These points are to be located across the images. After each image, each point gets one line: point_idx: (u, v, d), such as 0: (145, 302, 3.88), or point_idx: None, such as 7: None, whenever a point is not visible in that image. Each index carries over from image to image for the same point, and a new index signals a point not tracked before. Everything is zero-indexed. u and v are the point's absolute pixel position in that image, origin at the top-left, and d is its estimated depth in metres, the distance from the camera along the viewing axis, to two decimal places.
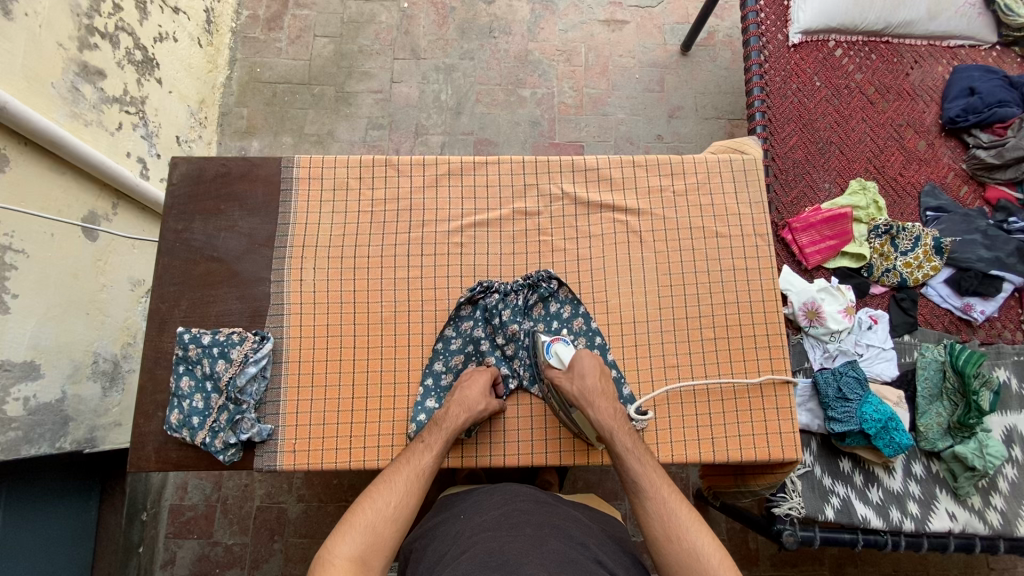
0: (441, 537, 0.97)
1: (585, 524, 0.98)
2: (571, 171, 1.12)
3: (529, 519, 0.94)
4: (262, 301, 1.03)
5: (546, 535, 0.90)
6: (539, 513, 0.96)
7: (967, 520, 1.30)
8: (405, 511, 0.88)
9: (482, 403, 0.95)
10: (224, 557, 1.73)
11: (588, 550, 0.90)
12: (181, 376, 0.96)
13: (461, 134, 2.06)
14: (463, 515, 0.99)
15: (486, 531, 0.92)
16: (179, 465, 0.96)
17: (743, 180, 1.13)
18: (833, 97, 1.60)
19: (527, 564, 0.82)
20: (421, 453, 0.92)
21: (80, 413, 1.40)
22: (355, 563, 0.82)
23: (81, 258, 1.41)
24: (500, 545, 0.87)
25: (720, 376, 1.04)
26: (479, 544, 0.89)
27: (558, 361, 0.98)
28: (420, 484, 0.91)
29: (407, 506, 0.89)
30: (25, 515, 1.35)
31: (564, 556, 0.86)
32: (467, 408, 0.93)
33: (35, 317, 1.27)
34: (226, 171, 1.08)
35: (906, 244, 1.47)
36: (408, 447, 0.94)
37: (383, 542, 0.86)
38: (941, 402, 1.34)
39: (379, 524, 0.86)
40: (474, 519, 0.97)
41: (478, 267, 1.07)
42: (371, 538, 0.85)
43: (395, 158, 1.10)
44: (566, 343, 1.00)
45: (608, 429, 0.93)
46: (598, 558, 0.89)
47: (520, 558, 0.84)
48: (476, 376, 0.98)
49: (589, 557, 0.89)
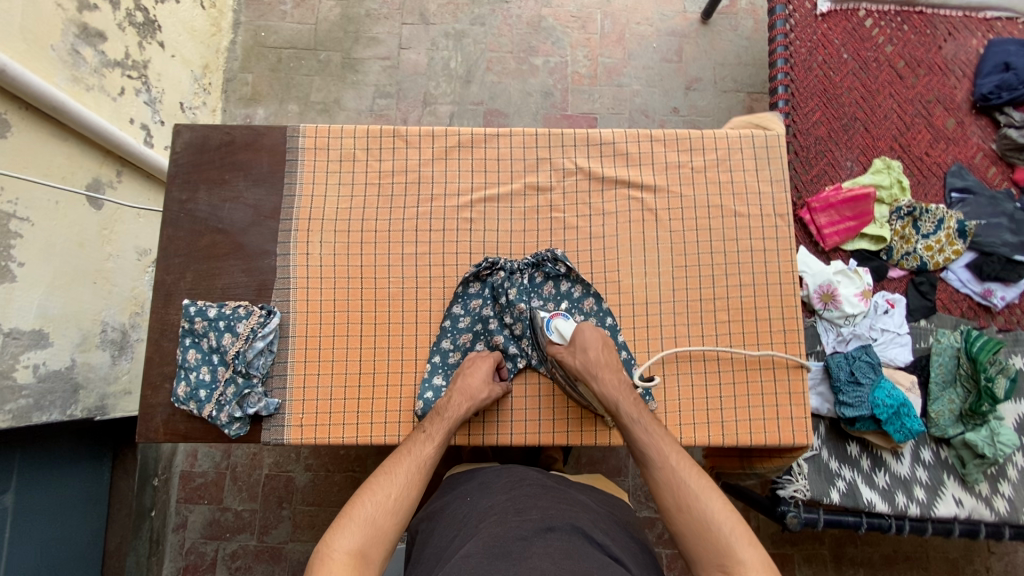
0: (445, 522, 0.98)
1: (592, 508, 0.99)
2: (586, 145, 1.08)
3: (536, 503, 0.95)
4: (269, 274, 1.01)
5: (552, 519, 0.90)
6: (545, 496, 0.97)
7: (973, 507, 1.30)
8: (406, 502, 0.86)
9: (484, 391, 0.94)
10: (234, 522, 1.77)
11: (592, 532, 0.90)
12: (187, 348, 0.96)
13: (471, 104, 2.00)
14: (470, 498, 1.01)
15: (492, 516, 0.93)
16: (186, 437, 0.96)
17: (764, 157, 1.08)
18: (860, 71, 1.53)
19: (532, 552, 0.82)
20: (423, 442, 0.91)
21: (90, 381, 1.41)
22: (355, 556, 0.78)
23: (86, 227, 1.39)
24: (507, 531, 0.87)
25: (733, 359, 1.02)
26: (484, 529, 0.90)
27: (560, 336, 0.96)
28: (421, 475, 0.89)
29: (407, 498, 0.86)
30: (40, 480, 1.37)
31: (566, 540, 0.86)
32: (474, 395, 0.93)
33: (43, 286, 1.27)
34: (230, 140, 1.05)
35: (928, 227, 1.43)
36: (408, 439, 0.93)
37: (383, 534, 0.82)
38: (954, 389, 1.33)
39: (379, 516, 0.83)
40: (481, 504, 0.98)
41: (487, 244, 1.04)
42: (371, 531, 0.81)
43: (403, 129, 1.06)
44: (566, 318, 0.97)
45: (611, 400, 0.91)
46: (602, 541, 0.89)
47: (526, 544, 0.84)
48: (477, 366, 0.96)
49: (591, 539, 0.88)
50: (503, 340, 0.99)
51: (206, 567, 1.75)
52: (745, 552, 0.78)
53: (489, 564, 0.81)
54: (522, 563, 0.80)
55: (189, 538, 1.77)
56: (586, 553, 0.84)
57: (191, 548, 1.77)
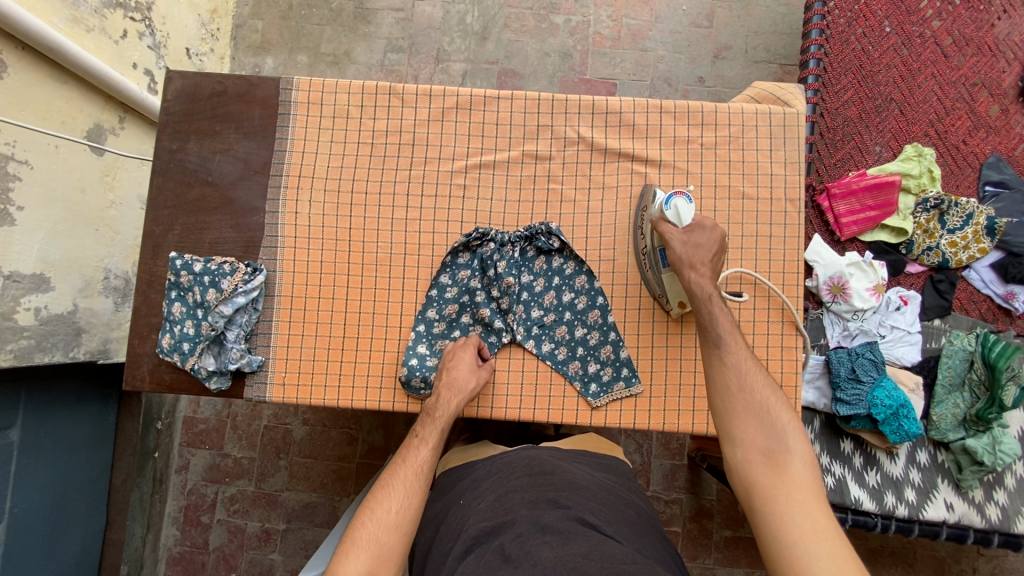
0: (448, 529, 0.99)
1: (584, 485, 1.00)
2: (591, 113, 1.01)
3: (524, 497, 0.96)
4: (257, 232, 0.99)
5: (541, 510, 0.91)
6: (531, 488, 0.98)
7: (964, 512, 1.27)
8: (407, 513, 0.86)
9: (471, 381, 0.93)
10: (233, 468, 1.84)
11: (584, 514, 0.92)
12: (172, 301, 0.96)
13: (485, 63, 1.92)
14: (463, 505, 1.02)
15: (484, 520, 0.93)
16: (172, 388, 0.98)
17: (781, 137, 1.01)
18: (903, 46, 1.41)
19: (531, 545, 0.84)
20: (417, 447, 0.91)
21: (93, 326, 1.44)
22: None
23: (87, 172, 1.39)
24: (504, 538, 0.88)
25: (760, 288, 0.99)
26: (483, 542, 0.90)
27: (676, 217, 0.90)
28: (418, 481, 0.89)
29: (409, 508, 0.87)
30: (45, 418, 1.42)
31: (556, 526, 0.88)
32: (465, 389, 0.91)
33: (44, 230, 1.28)
34: (221, 90, 1.01)
35: (955, 222, 1.36)
36: (403, 446, 0.92)
37: (389, 551, 0.82)
38: (960, 394, 1.28)
39: (386, 534, 0.83)
40: (473, 509, 0.99)
41: (478, 213, 1.01)
42: (377, 550, 0.82)
43: (399, 86, 1.01)
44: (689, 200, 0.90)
45: (704, 292, 0.87)
46: (595, 520, 0.91)
47: (522, 541, 0.86)
48: (458, 353, 0.95)
49: (586, 522, 0.90)
50: (489, 313, 0.97)
51: (207, 507, 1.84)
52: (797, 444, 0.83)
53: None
54: (523, 563, 0.81)
55: (190, 479, 1.85)
56: (578, 535, 0.86)
57: (192, 489, 1.85)
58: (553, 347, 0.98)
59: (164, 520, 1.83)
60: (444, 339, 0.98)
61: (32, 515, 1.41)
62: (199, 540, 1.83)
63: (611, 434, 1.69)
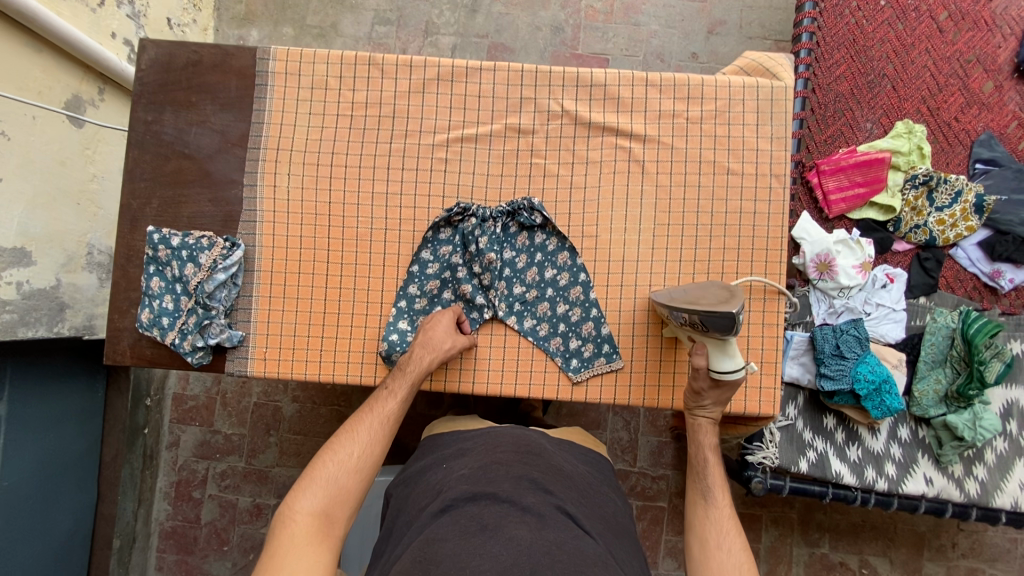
0: (422, 487, 1.02)
1: (567, 474, 1.01)
2: (575, 85, 0.98)
3: (508, 472, 0.96)
4: (236, 206, 0.98)
5: (523, 491, 0.92)
6: (516, 464, 0.98)
7: (943, 487, 1.30)
8: (367, 458, 0.91)
9: (448, 342, 0.93)
10: (224, 445, 1.85)
11: (565, 503, 0.93)
12: (151, 276, 0.94)
13: (475, 37, 1.88)
14: (445, 468, 1.03)
15: (463, 485, 0.94)
16: (153, 362, 0.97)
17: (768, 112, 0.98)
18: (897, 20, 1.38)
19: (508, 522, 0.86)
20: (385, 398, 0.93)
21: (77, 301, 1.43)
22: (320, 518, 0.84)
23: (67, 145, 1.36)
24: (480, 507, 0.89)
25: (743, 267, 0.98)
26: (456, 505, 0.91)
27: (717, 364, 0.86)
28: (385, 429, 0.93)
29: (372, 453, 0.91)
30: (32, 394, 1.42)
31: (538, 509, 0.88)
32: (438, 349, 0.92)
33: (23, 203, 1.26)
34: (197, 60, 0.98)
35: (944, 199, 1.35)
36: (372, 395, 0.95)
37: (344, 492, 0.87)
38: (943, 369, 1.30)
39: (344, 476, 0.88)
40: (456, 470, 1.00)
41: (460, 187, 0.99)
42: (333, 491, 0.86)
43: (379, 56, 0.98)
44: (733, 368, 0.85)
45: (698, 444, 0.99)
46: (572, 509, 0.92)
47: (501, 516, 0.87)
48: (436, 318, 0.95)
49: (566, 512, 0.91)
50: (471, 289, 0.96)
51: (197, 483, 1.85)
52: None
53: (465, 544, 0.82)
54: (498, 538, 0.83)
55: (181, 456, 1.86)
56: (557, 521, 0.88)
57: (183, 465, 1.86)
58: (536, 324, 0.98)
59: (155, 495, 1.85)
60: (425, 315, 0.98)
61: (20, 492, 1.41)
62: (191, 515, 1.84)
63: (599, 411, 1.71)
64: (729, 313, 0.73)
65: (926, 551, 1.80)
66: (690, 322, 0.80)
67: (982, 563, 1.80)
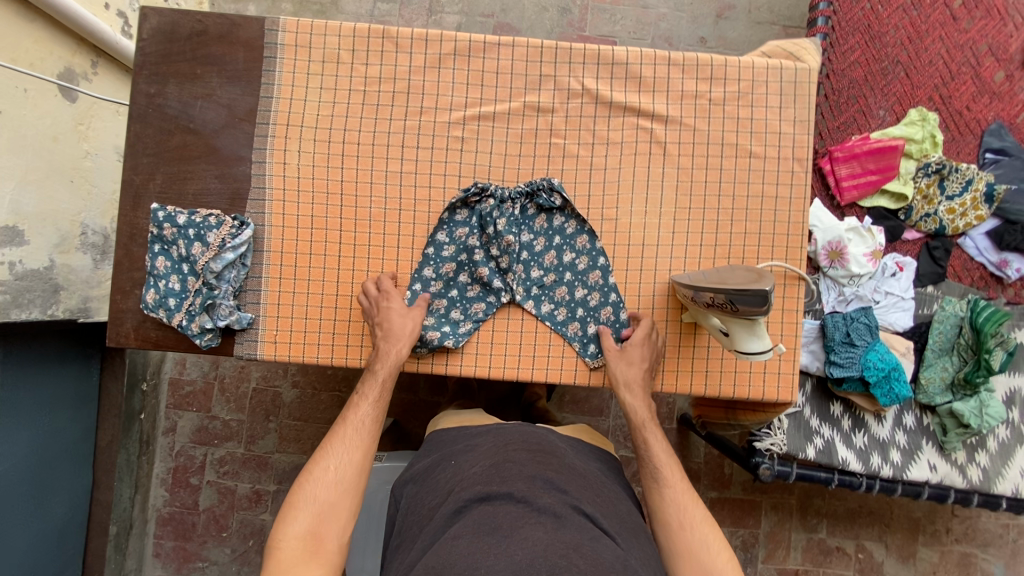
0: (433, 483, 1.01)
1: (581, 473, 1.00)
2: (596, 63, 0.96)
3: (521, 471, 0.95)
4: (243, 183, 0.94)
5: (538, 490, 0.91)
6: (530, 464, 0.96)
7: (947, 473, 1.32)
8: (345, 469, 0.93)
9: (407, 326, 0.90)
10: (223, 431, 1.82)
11: (582, 503, 0.92)
12: (156, 255, 0.90)
13: (481, 15, 1.83)
14: (455, 465, 1.02)
15: (476, 484, 0.93)
16: (158, 345, 0.94)
17: (791, 94, 0.96)
18: (911, 6, 1.37)
19: (524, 524, 0.84)
20: (358, 405, 0.97)
21: (72, 283, 1.39)
22: (308, 537, 0.86)
23: (59, 118, 1.31)
24: (495, 507, 0.88)
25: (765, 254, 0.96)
26: (470, 506, 0.90)
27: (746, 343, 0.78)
28: (361, 435, 0.96)
29: (350, 463, 0.93)
30: (24, 379, 1.38)
31: (555, 510, 0.87)
32: (403, 335, 0.90)
33: (14, 179, 1.21)
34: (202, 30, 0.94)
35: (954, 188, 1.35)
36: (345, 407, 0.98)
37: (328, 509, 0.89)
38: (950, 357, 1.30)
39: (325, 491, 0.90)
40: (467, 469, 0.99)
41: (478, 167, 0.96)
42: (316, 510, 0.89)
43: (394, 29, 0.94)
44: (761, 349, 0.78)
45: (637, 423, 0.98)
46: (590, 510, 0.91)
47: (517, 516, 0.86)
48: (383, 304, 0.91)
49: (582, 512, 0.90)
50: (488, 273, 0.94)
51: (196, 469, 1.82)
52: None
53: (479, 544, 0.81)
54: (513, 537, 0.82)
55: (179, 441, 1.83)
56: (574, 522, 0.86)
57: (181, 451, 1.83)
58: (553, 308, 0.96)
59: (152, 481, 1.82)
60: (442, 299, 0.96)
61: (14, 478, 1.38)
62: (189, 501, 1.82)
63: (602, 398, 1.71)
64: (761, 291, 0.70)
65: (921, 536, 1.84)
66: (719, 304, 0.78)
67: (974, 548, 1.85)
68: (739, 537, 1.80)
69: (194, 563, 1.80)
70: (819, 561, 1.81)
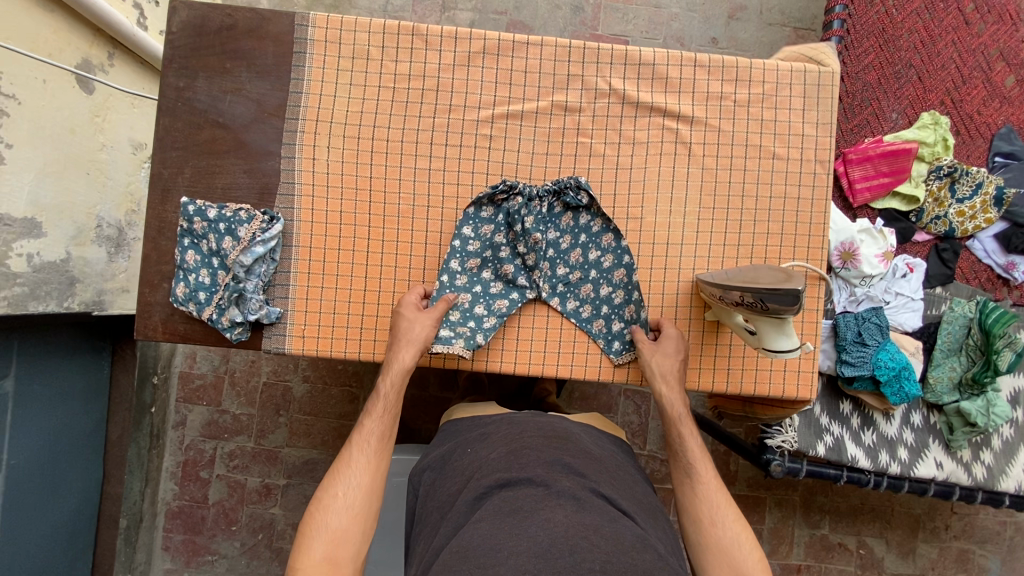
0: (451, 470, 1.02)
1: (596, 457, 1.00)
2: (624, 64, 0.97)
3: (539, 457, 0.95)
4: (272, 177, 0.95)
5: (558, 476, 0.90)
6: (547, 449, 0.96)
7: (952, 470, 1.35)
8: (355, 492, 0.90)
9: (424, 334, 0.90)
10: (233, 424, 1.83)
11: (600, 486, 0.92)
12: (186, 249, 0.91)
13: (494, 12, 1.83)
14: (471, 453, 1.02)
15: (496, 471, 0.93)
16: (186, 339, 0.94)
17: (814, 97, 0.98)
18: (925, 10, 1.39)
19: (543, 507, 0.84)
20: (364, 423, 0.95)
21: (86, 276, 1.39)
22: (325, 562, 0.84)
23: (77, 111, 1.30)
24: (515, 491, 0.87)
25: (787, 255, 0.98)
26: (491, 493, 0.89)
27: (772, 340, 0.80)
28: (370, 455, 0.94)
29: (360, 484, 0.91)
30: (37, 372, 1.38)
31: (574, 492, 0.87)
32: (410, 342, 0.90)
33: (33, 172, 1.20)
34: (232, 24, 0.94)
35: (965, 191, 1.37)
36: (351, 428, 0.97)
37: (345, 531, 0.87)
38: (958, 357, 1.33)
39: (337, 517, 0.88)
40: (484, 456, 0.99)
41: (506, 165, 0.97)
42: (331, 533, 0.86)
43: (423, 26, 0.95)
44: (789, 347, 0.79)
45: (675, 413, 0.94)
46: (609, 492, 0.91)
47: (535, 500, 0.85)
48: (400, 309, 0.93)
49: (602, 495, 0.90)
50: (513, 270, 0.96)
51: (206, 462, 1.82)
52: None
53: (500, 526, 0.82)
54: (533, 520, 0.82)
55: (189, 435, 1.83)
56: (595, 505, 0.86)
57: (191, 444, 1.83)
58: (578, 305, 0.98)
59: (162, 474, 1.82)
60: (466, 292, 0.96)
61: (27, 470, 1.38)
62: (199, 495, 1.82)
63: (611, 394, 1.72)
64: (793, 290, 0.72)
65: (921, 532, 1.87)
66: (749, 303, 0.79)
67: (972, 544, 1.88)
68: None
69: (204, 557, 1.81)
70: (821, 556, 1.85)
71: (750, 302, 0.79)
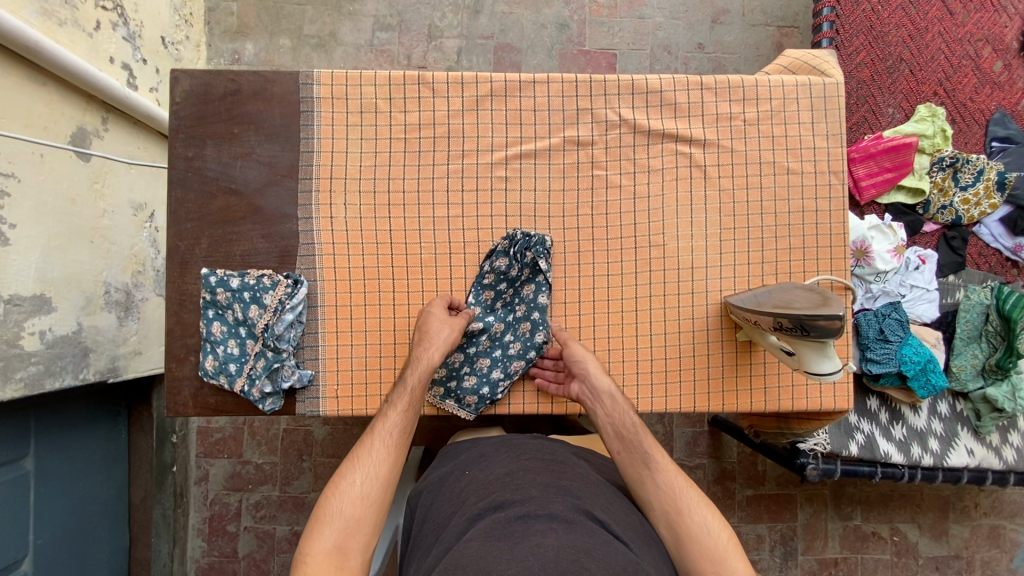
0: (444, 494, 0.96)
1: (601, 486, 0.95)
2: (631, 93, 0.96)
3: (536, 479, 0.91)
4: (291, 241, 0.94)
5: (551, 496, 0.84)
6: (544, 472, 0.92)
7: (984, 456, 1.35)
8: (372, 482, 0.83)
9: (445, 329, 0.89)
10: (255, 474, 1.80)
11: (591, 507, 0.85)
12: (211, 321, 0.91)
13: (480, 38, 1.82)
14: (468, 476, 0.97)
15: (491, 494, 0.88)
16: (218, 411, 0.93)
17: (821, 109, 0.98)
18: (910, 5, 1.40)
19: (535, 531, 0.77)
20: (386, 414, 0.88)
21: (100, 344, 1.36)
22: (334, 552, 0.77)
23: (76, 180, 1.29)
24: (507, 512, 0.81)
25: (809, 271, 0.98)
26: (484, 515, 0.84)
27: (811, 362, 0.81)
28: (391, 446, 0.86)
29: (378, 477, 0.84)
30: (54, 448, 1.34)
31: (566, 516, 0.80)
32: (443, 325, 0.90)
33: (39, 248, 1.18)
34: (236, 89, 0.93)
35: (967, 178, 1.38)
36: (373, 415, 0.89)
37: (356, 523, 0.80)
38: (979, 344, 1.34)
39: (350, 505, 0.81)
40: (482, 479, 0.95)
41: (524, 206, 0.97)
42: (343, 524, 0.79)
43: (429, 74, 0.94)
44: (830, 368, 0.80)
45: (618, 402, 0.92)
46: (601, 517, 0.83)
47: (526, 523, 0.78)
48: (426, 313, 0.92)
49: (592, 516, 0.83)
50: (516, 327, 0.96)
51: (231, 516, 1.79)
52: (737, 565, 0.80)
53: (489, 548, 0.74)
54: (524, 543, 0.74)
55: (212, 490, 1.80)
56: (585, 527, 0.79)
57: (215, 499, 1.80)
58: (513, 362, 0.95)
59: (188, 533, 1.78)
60: (485, 354, 0.96)
61: (50, 549, 1.34)
62: (228, 549, 1.79)
63: None
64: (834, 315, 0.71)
65: (951, 513, 1.88)
66: (788, 329, 0.79)
67: (1002, 520, 1.89)
68: (778, 532, 1.83)
69: None
70: (856, 547, 1.85)
71: (788, 327, 0.79)
